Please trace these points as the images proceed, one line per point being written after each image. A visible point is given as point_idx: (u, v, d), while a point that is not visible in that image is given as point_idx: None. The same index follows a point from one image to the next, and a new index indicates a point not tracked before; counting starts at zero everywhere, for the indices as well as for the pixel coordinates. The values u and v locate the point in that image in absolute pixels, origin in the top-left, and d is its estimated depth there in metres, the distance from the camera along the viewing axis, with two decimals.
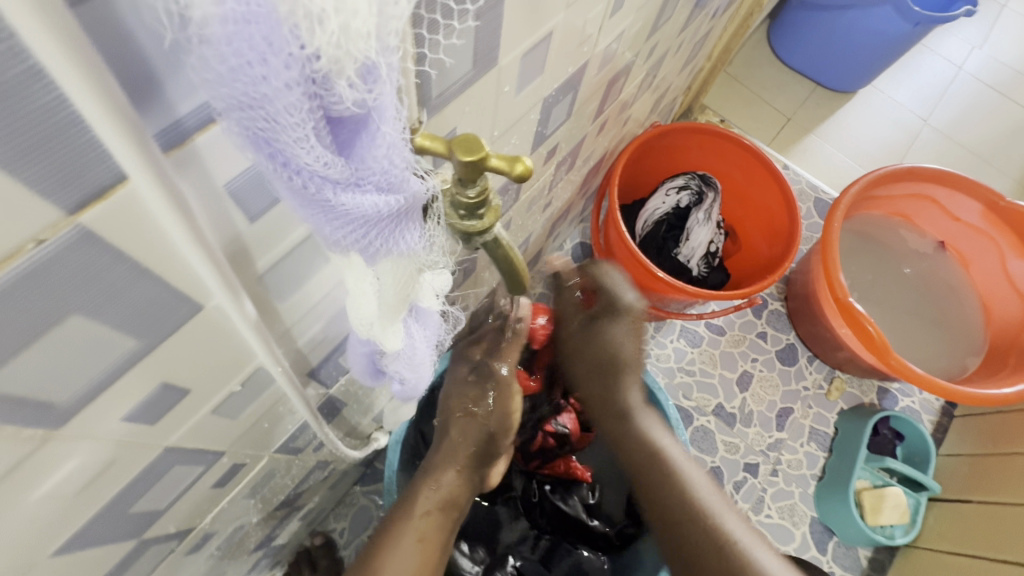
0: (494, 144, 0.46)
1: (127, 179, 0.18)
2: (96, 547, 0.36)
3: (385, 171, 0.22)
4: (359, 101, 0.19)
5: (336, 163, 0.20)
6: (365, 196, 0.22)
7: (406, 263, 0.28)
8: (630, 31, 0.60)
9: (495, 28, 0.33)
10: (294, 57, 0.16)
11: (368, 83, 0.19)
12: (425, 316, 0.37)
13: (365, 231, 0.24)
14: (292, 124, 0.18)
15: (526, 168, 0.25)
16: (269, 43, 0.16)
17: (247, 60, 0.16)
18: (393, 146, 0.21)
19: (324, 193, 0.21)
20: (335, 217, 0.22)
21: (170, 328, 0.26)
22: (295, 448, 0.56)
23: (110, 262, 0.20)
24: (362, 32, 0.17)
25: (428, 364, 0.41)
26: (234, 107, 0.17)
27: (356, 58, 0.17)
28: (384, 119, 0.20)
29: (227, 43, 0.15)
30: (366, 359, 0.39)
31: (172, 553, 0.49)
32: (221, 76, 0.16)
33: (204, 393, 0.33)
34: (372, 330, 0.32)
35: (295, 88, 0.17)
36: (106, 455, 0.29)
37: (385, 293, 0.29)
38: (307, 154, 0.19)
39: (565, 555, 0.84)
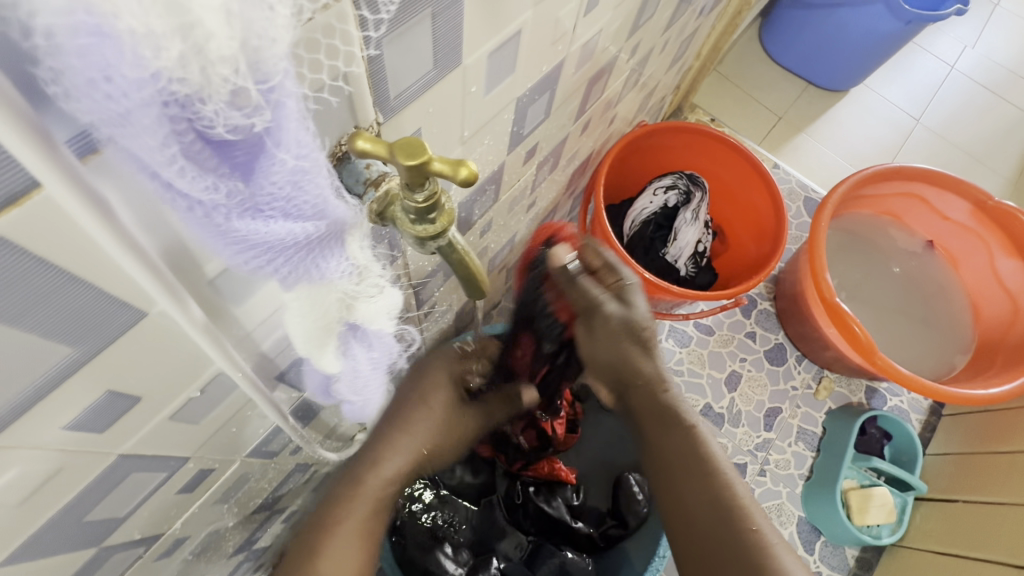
0: (465, 145, 0.46)
1: (40, 186, 0.18)
2: (53, 556, 0.36)
3: (288, 197, 0.22)
4: (237, 127, 0.19)
5: (223, 187, 0.20)
6: (265, 221, 0.22)
7: (327, 291, 0.29)
8: (610, 28, 0.59)
9: (454, 28, 0.32)
10: (141, 79, 0.16)
11: (248, 110, 0.18)
12: (373, 339, 0.35)
13: (268, 255, 0.24)
14: (157, 147, 0.17)
15: (472, 173, 0.24)
16: (116, 57, 0.15)
17: (97, 78, 0.15)
18: (294, 172, 0.21)
19: (214, 217, 0.21)
20: (233, 241, 0.22)
21: (111, 335, 0.26)
22: (269, 451, 0.55)
23: (31, 269, 0.20)
24: (222, 54, 0.17)
25: (376, 386, 0.41)
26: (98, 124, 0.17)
27: (223, 83, 0.17)
28: (278, 145, 0.20)
29: (76, 58, 0.15)
30: (319, 381, 0.41)
31: (141, 558, 0.48)
32: (75, 88, 0.15)
33: (158, 399, 0.32)
34: (307, 350, 0.32)
35: (152, 107, 0.16)
36: (51, 465, 0.29)
37: (306, 317, 0.30)
38: (186, 179, 0.19)
39: (548, 557, 0.81)
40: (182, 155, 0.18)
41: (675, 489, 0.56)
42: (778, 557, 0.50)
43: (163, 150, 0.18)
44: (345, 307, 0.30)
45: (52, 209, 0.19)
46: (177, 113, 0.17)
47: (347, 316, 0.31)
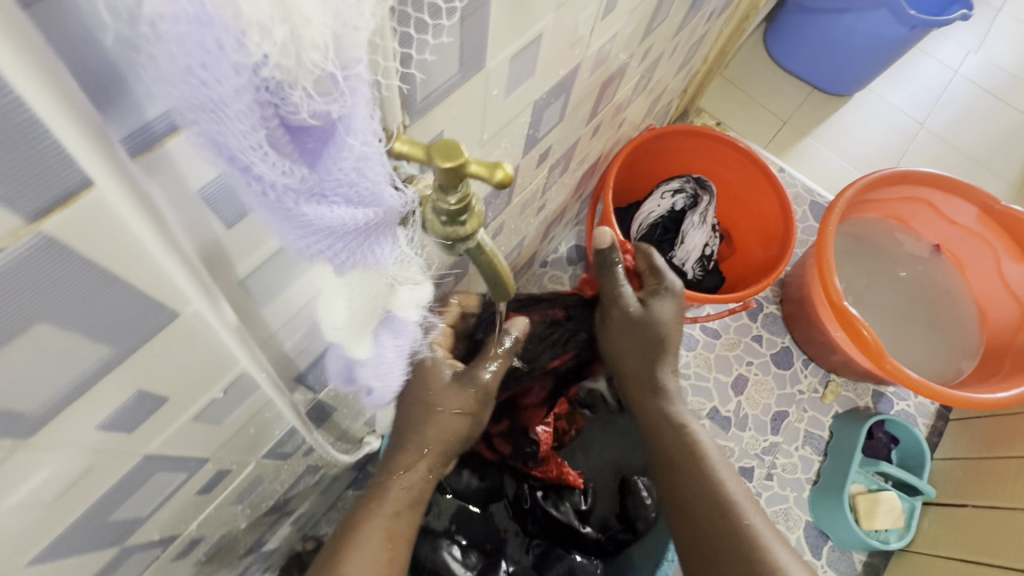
0: (483, 148, 0.46)
1: (94, 183, 0.18)
2: (76, 556, 0.36)
3: (352, 183, 0.23)
4: (319, 113, 0.19)
5: (296, 173, 0.21)
6: (328, 205, 0.23)
7: (377, 275, 0.31)
8: (624, 33, 0.59)
9: (481, 31, 0.32)
10: (242, 64, 0.16)
11: (330, 94, 0.19)
12: (399, 326, 0.38)
13: (328, 238, 0.25)
14: (243, 131, 0.18)
15: (507, 175, 0.24)
16: (218, 46, 0.16)
17: (194, 62, 0.16)
18: (360, 160, 0.22)
19: (284, 201, 0.22)
20: (299, 224, 0.23)
21: (145, 335, 0.26)
22: (284, 453, 0.55)
23: (78, 269, 0.20)
24: (315, 41, 0.17)
25: (397, 374, 0.45)
26: (187, 108, 0.17)
27: (311, 69, 0.18)
28: (350, 132, 0.21)
29: (177, 43, 0.16)
30: (343, 364, 0.44)
31: (157, 559, 0.48)
32: (172, 77, 0.16)
33: (184, 399, 0.33)
34: (341, 334, 0.36)
35: (245, 94, 0.17)
36: (80, 466, 0.29)
37: (354, 302, 0.33)
38: (266, 164, 0.19)
39: (557, 561, 0.82)
40: (265, 142, 0.19)
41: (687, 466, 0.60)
42: (765, 550, 0.53)
43: (249, 135, 0.18)
44: (387, 292, 0.34)
45: (102, 208, 0.19)
46: (267, 97, 0.18)
47: (386, 304, 0.35)
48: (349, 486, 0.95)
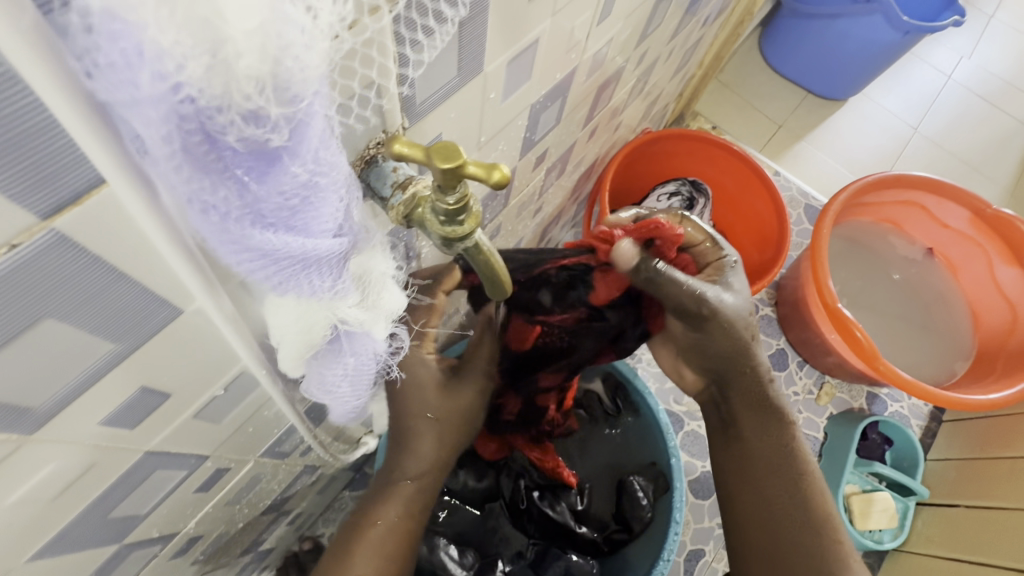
0: (481, 150, 0.47)
1: (106, 181, 0.19)
2: (77, 552, 0.36)
3: (287, 208, 0.22)
4: (250, 137, 0.18)
5: (220, 191, 0.20)
6: (257, 229, 0.22)
7: (319, 308, 0.28)
8: (620, 37, 0.60)
9: (478, 37, 0.33)
10: (161, 74, 0.16)
11: (264, 122, 0.18)
12: (358, 341, 0.33)
13: (260, 262, 0.23)
14: (156, 141, 0.17)
15: (504, 176, 0.25)
16: (136, 54, 0.15)
17: (113, 66, 0.15)
18: (297, 186, 0.21)
19: (206, 218, 0.20)
20: (233, 246, 0.22)
21: (150, 331, 0.26)
22: (282, 452, 0.56)
23: (87, 265, 0.21)
24: (247, 68, 0.17)
25: (356, 390, 0.38)
26: (105, 110, 0.17)
27: (242, 94, 0.17)
28: (288, 157, 0.20)
29: (100, 48, 0.15)
30: (296, 374, 0.37)
31: (156, 557, 0.49)
32: (85, 77, 0.15)
33: (186, 396, 0.33)
34: (285, 353, 0.31)
35: (160, 104, 0.16)
36: (83, 462, 0.29)
37: (296, 322, 0.29)
38: (181, 176, 0.18)
39: (555, 560, 0.81)
40: (183, 155, 0.18)
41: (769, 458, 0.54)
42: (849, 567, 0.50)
43: (164, 148, 0.18)
44: (339, 316, 0.30)
45: (109, 206, 0.19)
46: (192, 117, 0.17)
47: (334, 325, 0.30)
48: (346, 486, 0.95)
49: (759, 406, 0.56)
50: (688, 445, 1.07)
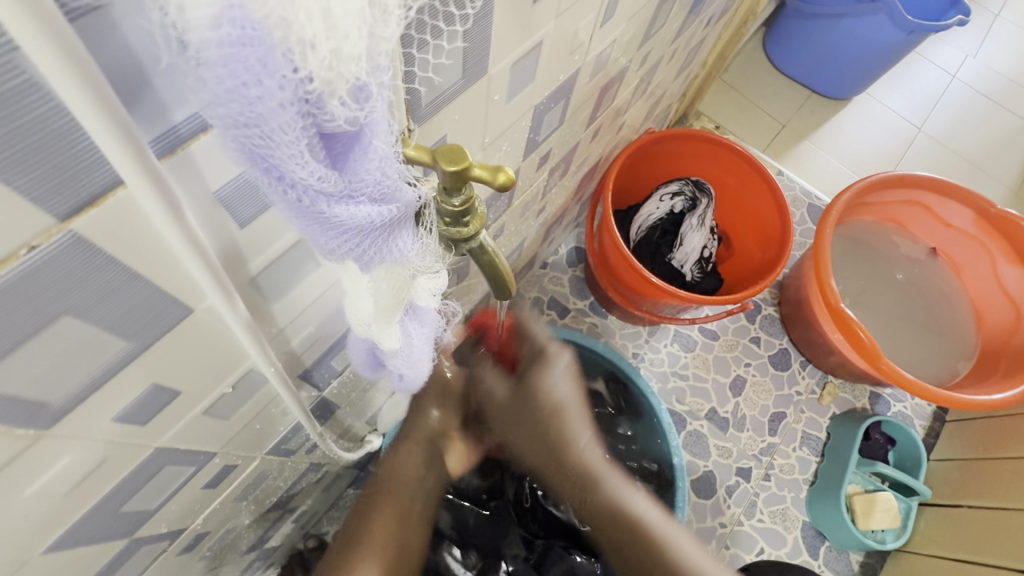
0: (485, 151, 0.47)
1: (123, 184, 0.19)
2: (89, 546, 0.37)
3: (379, 182, 0.23)
4: (351, 118, 0.20)
5: (330, 176, 0.21)
6: (359, 207, 0.23)
7: (400, 269, 0.29)
8: (623, 39, 0.61)
9: (484, 38, 0.34)
10: (288, 79, 0.17)
11: (361, 102, 0.20)
12: (422, 314, 0.37)
13: (358, 241, 0.25)
14: (288, 141, 0.19)
15: (509, 178, 0.25)
16: (264, 64, 0.17)
17: (238, 82, 0.17)
18: (384, 159, 0.23)
19: (317, 205, 0.22)
20: (330, 229, 0.23)
21: (160, 330, 0.27)
22: (287, 449, 0.56)
23: (102, 265, 0.21)
24: (353, 55, 0.18)
25: (426, 362, 0.41)
26: (228, 126, 0.18)
27: (347, 79, 0.18)
28: (375, 135, 0.22)
29: (222, 65, 0.16)
30: (367, 352, 0.40)
31: (164, 553, 0.49)
32: (219, 96, 0.17)
33: (196, 393, 0.34)
34: (370, 329, 0.34)
35: (289, 108, 0.18)
36: (97, 456, 0.30)
37: (378, 295, 0.31)
38: (305, 169, 0.20)
39: (557, 559, 0.82)
40: (304, 148, 0.19)
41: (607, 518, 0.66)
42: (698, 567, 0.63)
43: (291, 144, 0.19)
44: (409, 284, 0.32)
45: (126, 207, 0.20)
46: (306, 108, 0.18)
47: (410, 297, 0.33)
48: (350, 485, 0.96)
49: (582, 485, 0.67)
50: (691, 445, 1.08)
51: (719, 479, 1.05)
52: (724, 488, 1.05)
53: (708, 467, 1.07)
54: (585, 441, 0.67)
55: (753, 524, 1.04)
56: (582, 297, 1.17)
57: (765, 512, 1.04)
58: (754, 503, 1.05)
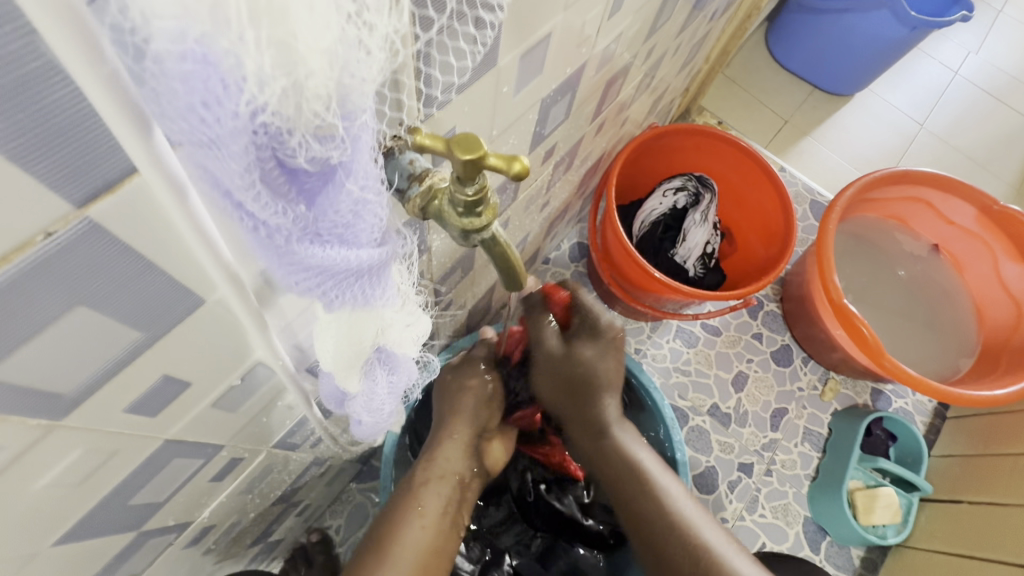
0: (492, 144, 0.47)
1: (138, 170, 0.19)
2: (97, 538, 0.37)
3: (348, 225, 0.23)
4: (316, 158, 0.20)
5: (287, 213, 0.21)
6: (320, 247, 0.23)
7: (368, 315, 0.29)
8: (630, 32, 0.60)
9: (494, 31, 0.34)
10: (241, 108, 0.17)
11: (329, 142, 0.19)
12: (394, 363, 0.37)
13: (320, 280, 0.24)
14: (238, 170, 0.18)
15: (524, 168, 0.25)
16: (219, 87, 0.16)
17: (196, 100, 0.16)
18: (356, 202, 0.22)
19: (274, 239, 0.22)
20: (292, 265, 0.23)
21: (173, 320, 0.27)
22: (292, 443, 0.56)
23: (117, 254, 0.21)
24: (317, 93, 0.18)
25: (389, 409, 0.42)
26: (188, 143, 0.18)
27: (310, 119, 0.18)
28: (348, 175, 0.21)
29: (181, 81, 0.16)
30: (335, 394, 0.40)
31: (170, 546, 0.49)
32: (169, 110, 0.17)
33: (205, 386, 0.34)
34: (335, 371, 0.33)
35: (241, 137, 0.17)
36: (106, 448, 0.30)
37: (341, 339, 0.31)
38: (258, 202, 0.20)
39: (560, 556, 0.84)
40: (260, 181, 0.19)
41: (636, 508, 0.64)
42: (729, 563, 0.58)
43: (244, 175, 0.19)
44: (377, 333, 0.32)
45: (139, 196, 0.20)
46: (264, 140, 0.18)
47: (376, 344, 0.33)
48: (352, 480, 0.96)
49: (620, 470, 0.66)
50: (693, 441, 1.08)
51: (721, 474, 1.06)
52: (726, 484, 1.05)
53: (710, 462, 1.07)
54: (611, 403, 0.66)
55: (755, 519, 1.04)
56: (584, 293, 1.17)
57: (766, 507, 1.05)
58: (756, 498, 1.05)
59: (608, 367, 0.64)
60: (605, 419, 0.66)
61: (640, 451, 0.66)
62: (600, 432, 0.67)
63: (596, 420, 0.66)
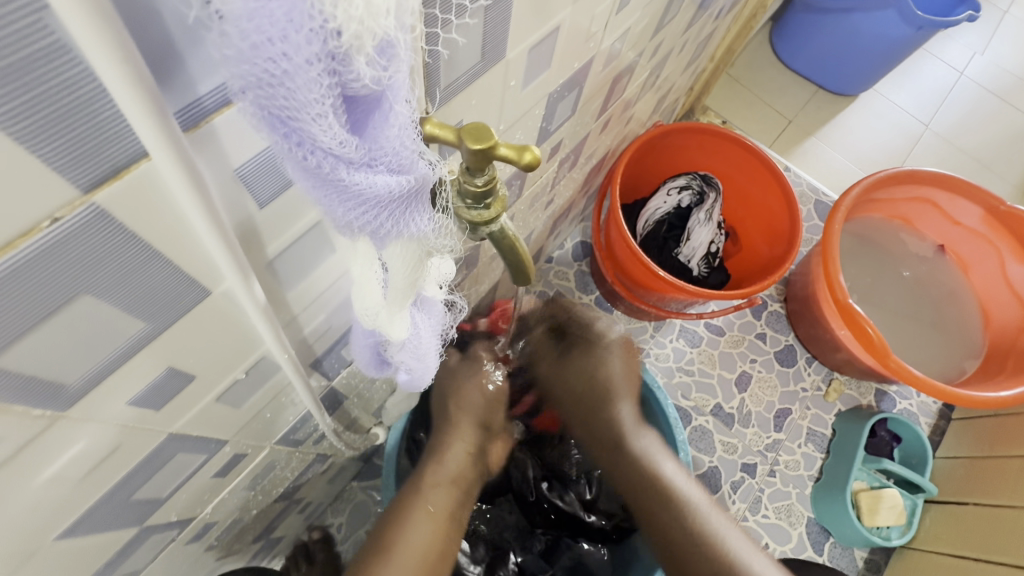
0: (499, 138, 0.47)
1: (147, 155, 0.18)
2: (100, 533, 0.37)
3: (397, 151, 0.22)
4: (376, 79, 0.19)
5: (352, 142, 0.20)
6: (377, 176, 0.22)
7: (416, 246, 0.28)
8: (636, 29, 0.60)
9: (504, 21, 0.33)
10: (316, 31, 0.16)
11: (385, 62, 0.19)
12: (430, 305, 0.37)
13: (376, 214, 0.24)
14: (311, 99, 0.18)
15: (535, 158, 0.25)
16: (291, 19, 0.16)
17: (267, 36, 0.16)
18: (404, 126, 0.22)
19: (337, 172, 0.21)
20: (348, 199, 0.22)
21: (178, 312, 0.26)
22: (296, 439, 0.56)
23: (122, 242, 0.21)
24: (383, 8, 0.17)
25: (434, 354, 0.40)
26: (251, 86, 0.17)
27: (376, 34, 0.18)
28: (397, 99, 0.21)
29: (248, 19, 0.15)
30: (370, 348, 0.40)
31: (173, 542, 0.49)
32: (242, 53, 0.16)
33: (209, 379, 0.33)
34: (377, 320, 0.33)
35: (316, 64, 0.17)
36: (112, 440, 0.30)
37: (393, 278, 0.30)
38: (326, 132, 0.19)
39: (565, 550, 0.82)
40: (327, 109, 0.19)
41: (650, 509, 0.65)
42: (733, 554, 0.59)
43: (315, 103, 0.18)
44: (424, 267, 0.31)
45: (148, 182, 0.19)
46: (332, 65, 0.18)
47: (421, 282, 0.33)
48: (354, 478, 0.96)
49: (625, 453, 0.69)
50: (696, 440, 1.07)
51: (724, 475, 1.05)
52: (729, 484, 1.05)
53: (713, 462, 1.06)
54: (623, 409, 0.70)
55: (758, 520, 1.04)
56: (587, 292, 1.17)
57: (769, 508, 1.04)
58: (759, 499, 1.05)
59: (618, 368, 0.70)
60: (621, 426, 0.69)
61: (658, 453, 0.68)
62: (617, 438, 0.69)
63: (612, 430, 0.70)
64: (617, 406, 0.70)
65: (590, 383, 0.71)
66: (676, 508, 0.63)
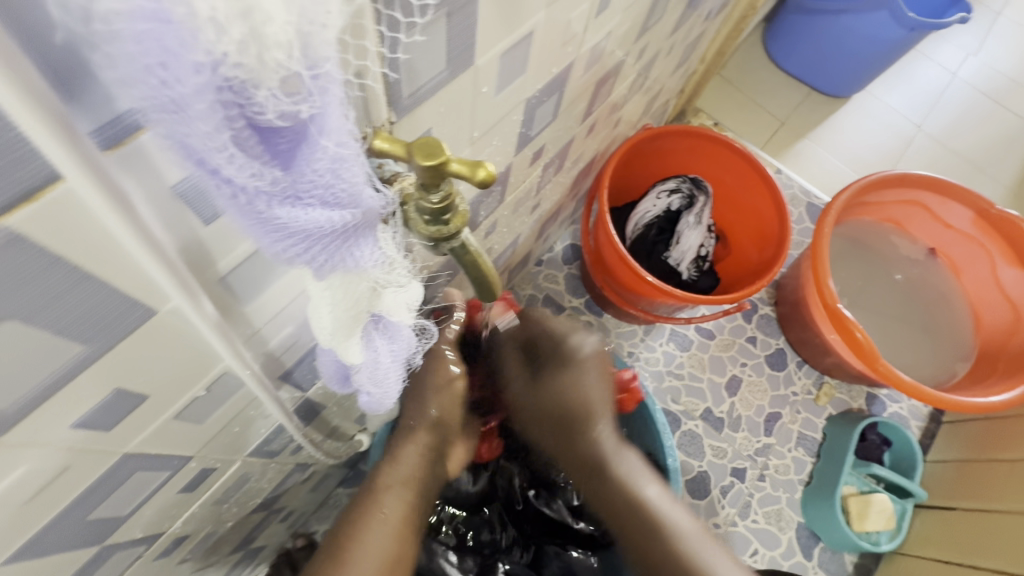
0: (475, 144, 0.45)
1: (63, 178, 0.17)
2: (54, 554, 0.35)
3: (329, 184, 0.22)
4: (287, 113, 0.18)
5: (268, 175, 0.19)
6: (304, 210, 0.22)
7: (358, 279, 0.28)
8: (619, 31, 0.59)
9: (468, 28, 0.32)
10: (202, 63, 0.15)
11: (299, 94, 0.18)
12: (394, 330, 0.35)
13: (307, 246, 0.23)
14: (208, 132, 0.17)
15: (489, 174, 0.24)
16: (178, 45, 0.15)
17: (152, 62, 0.15)
18: (335, 159, 0.21)
19: (257, 205, 0.20)
20: (273, 231, 0.22)
21: (122, 331, 0.25)
22: (271, 450, 0.55)
23: (47, 264, 0.20)
24: (279, 40, 0.16)
25: (395, 380, 0.39)
26: (151, 112, 0.16)
27: (276, 70, 0.17)
28: (323, 132, 0.20)
29: (135, 41, 0.14)
30: (335, 366, 0.39)
31: (141, 557, 0.48)
32: (130, 76, 0.15)
33: (165, 397, 0.32)
34: (333, 342, 0.32)
35: (207, 95, 0.16)
36: (57, 464, 0.29)
37: (337, 306, 0.29)
38: (233, 165, 0.18)
39: (552, 559, 0.81)
40: (232, 143, 0.18)
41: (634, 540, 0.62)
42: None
43: (214, 137, 0.17)
44: (371, 297, 0.31)
45: (74, 201, 0.18)
46: (231, 98, 0.17)
47: (374, 307, 0.32)
48: (340, 484, 0.95)
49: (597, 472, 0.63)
50: (685, 445, 1.06)
51: (713, 479, 1.05)
52: (718, 489, 1.04)
53: (703, 467, 1.06)
54: (603, 431, 0.62)
55: (748, 525, 1.03)
56: (577, 295, 1.16)
57: (759, 513, 1.04)
58: (748, 504, 1.04)
59: (595, 384, 0.61)
60: (601, 453, 0.62)
61: (646, 484, 0.63)
62: (598, 467, 0.62)
63: (590, 457, 0.63)
64: (597, 426, 0.62)
65: (565, 403, 0.61)
66: (667, 536, 0.60)
